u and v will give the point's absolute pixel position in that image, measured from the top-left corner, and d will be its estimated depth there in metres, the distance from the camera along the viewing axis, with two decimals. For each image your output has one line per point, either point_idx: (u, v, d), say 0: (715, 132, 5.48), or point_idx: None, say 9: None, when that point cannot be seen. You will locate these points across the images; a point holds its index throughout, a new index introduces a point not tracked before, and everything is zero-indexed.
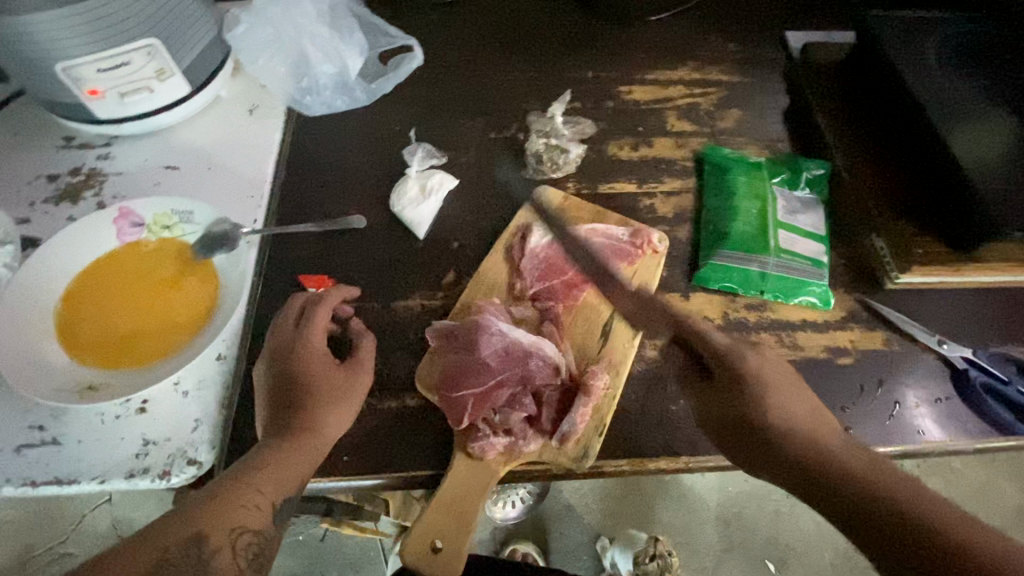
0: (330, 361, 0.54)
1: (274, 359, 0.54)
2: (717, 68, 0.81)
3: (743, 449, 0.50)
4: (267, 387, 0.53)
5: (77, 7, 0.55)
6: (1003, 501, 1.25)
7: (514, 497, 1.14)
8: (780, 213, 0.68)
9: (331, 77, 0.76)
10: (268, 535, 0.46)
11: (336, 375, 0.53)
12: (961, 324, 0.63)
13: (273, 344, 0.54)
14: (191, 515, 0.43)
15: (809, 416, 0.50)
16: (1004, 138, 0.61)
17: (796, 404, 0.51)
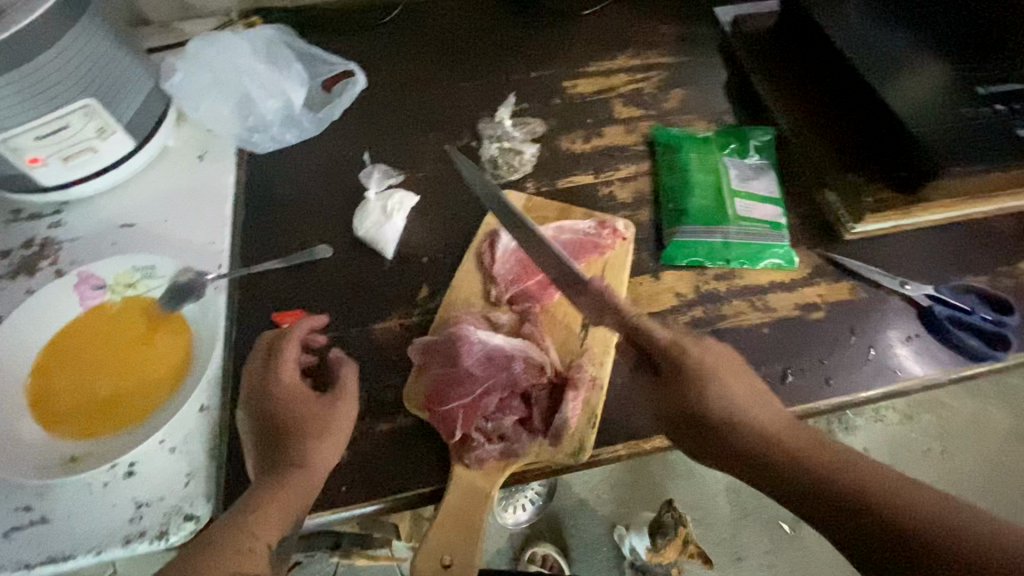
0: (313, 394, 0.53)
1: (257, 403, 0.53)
2: (655, 52, 0.83)
3: (699, 441, 0.51)
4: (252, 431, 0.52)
5: (8, 78, 0.55)
6: (993, 428, 1.30)
7: (522, 500, 1.17)
8: (734, 181, 0.69)
9: (278, 111, 0.75)
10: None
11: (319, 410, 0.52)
12: (919, 262, 0.66)
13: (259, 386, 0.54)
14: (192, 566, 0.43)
15: (748, 395, 0.51)
16: (936, 82, 0.64)
17: (733, 380, 0.51)
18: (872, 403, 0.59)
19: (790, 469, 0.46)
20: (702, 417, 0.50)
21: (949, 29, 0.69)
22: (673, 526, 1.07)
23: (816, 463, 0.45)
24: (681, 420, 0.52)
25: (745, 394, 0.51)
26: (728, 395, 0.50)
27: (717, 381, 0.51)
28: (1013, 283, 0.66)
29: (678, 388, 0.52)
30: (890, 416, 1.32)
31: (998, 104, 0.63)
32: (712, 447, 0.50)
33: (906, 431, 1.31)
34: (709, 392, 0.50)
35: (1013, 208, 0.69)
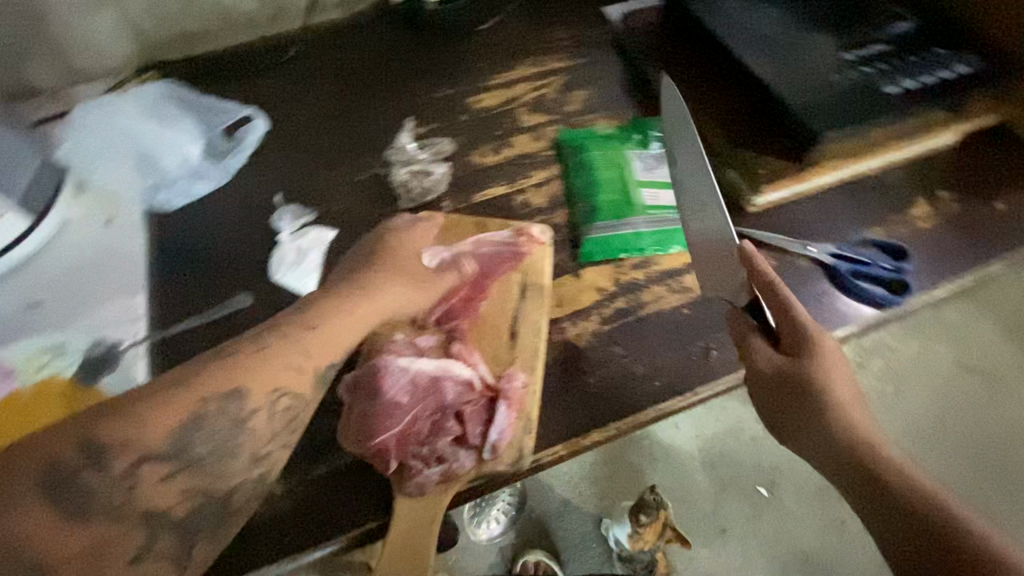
0: (235, 427, 0.49)
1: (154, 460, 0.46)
2: (554, 57, 0.86)
3: (781, 414, 0.54)
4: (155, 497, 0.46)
5: None
6: (938, 361, 1.38)
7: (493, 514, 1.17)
8: (638, 173, 0.72)
9: (180, 167, 0.74)
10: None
11: (285, 370, 0.53)
12: (819, 224, 0.70)
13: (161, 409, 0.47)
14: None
15: (846, 379, 0.52)
16: (809, 54, 0.69)
17: (834, 367, 0.52)
18: None
19: (846, 454, 0.49)
20: (797, 398, 0.52)
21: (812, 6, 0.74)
22: (655, 507, 1.08)
23: (865, 458, 0.49)
24: (789, 396, 0.53)
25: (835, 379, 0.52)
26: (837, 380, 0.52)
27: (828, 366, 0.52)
28: (908, 230, 0.70)
29: (837, 363, 0.52)
30: None
31: (865, 67, 0.68)
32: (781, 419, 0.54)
33: (860, 379, 1.37)
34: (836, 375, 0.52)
35: (898, 160, 0.74)
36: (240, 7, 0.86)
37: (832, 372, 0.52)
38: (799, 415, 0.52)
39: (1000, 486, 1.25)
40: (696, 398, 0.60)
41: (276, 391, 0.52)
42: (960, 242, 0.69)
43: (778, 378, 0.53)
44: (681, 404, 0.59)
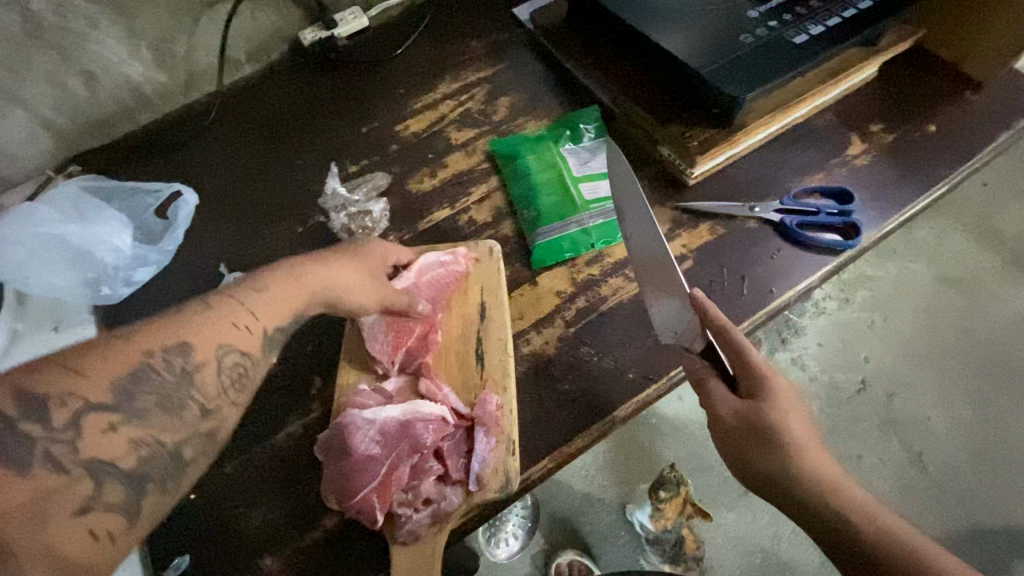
0: (179, 379, 0.45)
1: (89, 415, 0.41)
2: (473, 68, 0.85)
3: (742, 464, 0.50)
4: (63, 466, 0.40)
5: None
6: (918, 281, 1.38)
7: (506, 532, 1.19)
8: (575, 169, 0.72)
9: (115, 258, 0.72)
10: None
11: (223, 328, 0.47)
12: (759, 184, 0.70)
13: (100, 362, 0.43)
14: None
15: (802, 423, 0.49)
16: (714, 20, 0.69)
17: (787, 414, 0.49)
18: (761, 324, 0.63)
19: (813, 503, 0.46)
20: (767, 439, 0.49)
21: None
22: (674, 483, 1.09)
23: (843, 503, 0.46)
24: (749, 441, 0.50)
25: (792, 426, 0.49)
26: (793, 419, 0.49)
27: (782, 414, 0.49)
28: (847, 170, 0.71)
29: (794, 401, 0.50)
30: (830, 305, 1.38)
31: (771, 21, 0.68)
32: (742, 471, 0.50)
33: (848, 314, 1.37)
34: (792, 414, 0.50)
35: (824, 103, 0.74)
36: (148, 82, 0.82)
37: (787, 410, 0.49)
38: (760, 467, 0.49)
39: (1001, 393, 1.26)
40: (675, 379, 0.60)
41: (220, 348, 0.47)
42: (899, 173, 0.70)
43: (742, 421, 0.50)
44: (656, 394, 0.59)
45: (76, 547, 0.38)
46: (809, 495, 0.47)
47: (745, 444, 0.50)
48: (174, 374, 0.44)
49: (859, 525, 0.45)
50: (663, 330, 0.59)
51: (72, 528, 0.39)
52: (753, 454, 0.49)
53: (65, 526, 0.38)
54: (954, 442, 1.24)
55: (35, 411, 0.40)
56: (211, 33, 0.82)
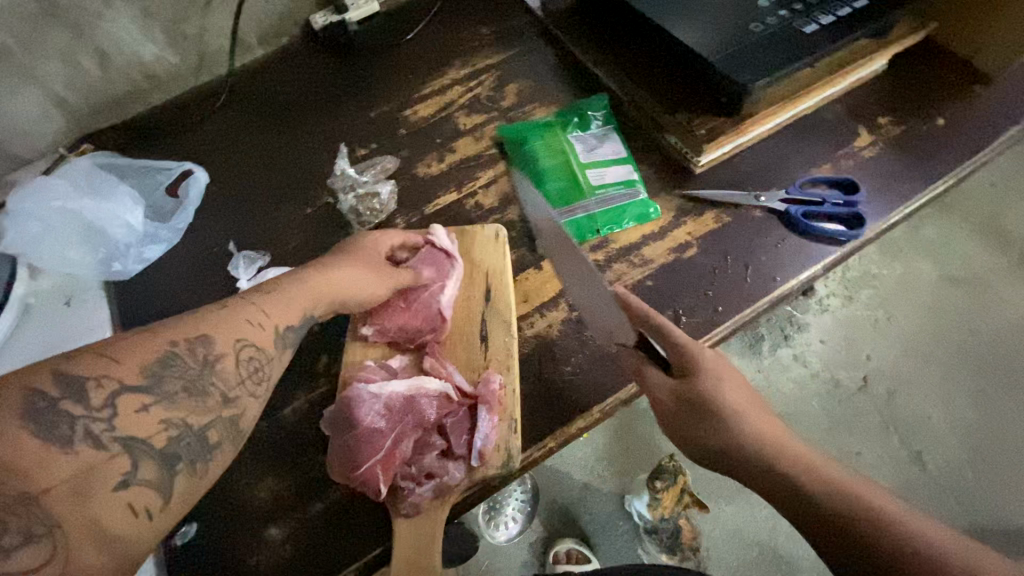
0: (203, 368, 0.45)
1: (124, 396, 0.42)
2: (482, 55, 0.86)
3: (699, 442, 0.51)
4: (103, 443, 0.40)
5: None
6: (923, 280, 1.38)
7: (507, 514, 1.20)
8: (581, 155, 0.72)
9: (127, 235, 0.73)
10: (158, 386, 0.43)
11: (244, 326, 0.49)
12: (766, 174, 0.71)
13: (132, 350, 0.44)
14: (21, 400, 0.39)
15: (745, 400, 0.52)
16: (724, 7, 0.69)
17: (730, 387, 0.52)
18: (763, 312, 0.63)
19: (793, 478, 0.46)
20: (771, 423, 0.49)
21: None
22: (673, 474, 1.12)
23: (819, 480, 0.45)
24: (685, 414, 0.52)
25: (738, 398, 0.52)
26: (728, 389, 0.52)
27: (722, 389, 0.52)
28: (854, 162, 0.71)
29: (724, 369, 0.53)
30: (833, 303, 1.39)
31: (782, 9, 0.68)
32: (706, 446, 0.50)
33: (851, 312, 1.38)
34: (726, 384, 0.52)
35: (833, 95, 0.74)
36: (160, 62, 0.83)
37: (719, 381, 0.52)
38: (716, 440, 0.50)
39: (1002, 393, 1.27)
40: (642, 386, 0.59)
41: (239, 342, 0.48)
42: (905, 166, 0.70)
43: (678, 399, 0.53)
44: (630, 394, 0.59)
45: (123, 521, 0.39)
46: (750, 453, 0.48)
47: (681, 418, 0.53)
48: (195, 360, 0.45)
49: (813, 488, 0.45)
50: (606, 325, 0.61)
51: (113, 498, 0.39)
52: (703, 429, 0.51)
53: (110, 500, 0.39)
54: (954, 440, 1.24)
55: (72, 392, 0.40)
56: (223, 15, 0.83)
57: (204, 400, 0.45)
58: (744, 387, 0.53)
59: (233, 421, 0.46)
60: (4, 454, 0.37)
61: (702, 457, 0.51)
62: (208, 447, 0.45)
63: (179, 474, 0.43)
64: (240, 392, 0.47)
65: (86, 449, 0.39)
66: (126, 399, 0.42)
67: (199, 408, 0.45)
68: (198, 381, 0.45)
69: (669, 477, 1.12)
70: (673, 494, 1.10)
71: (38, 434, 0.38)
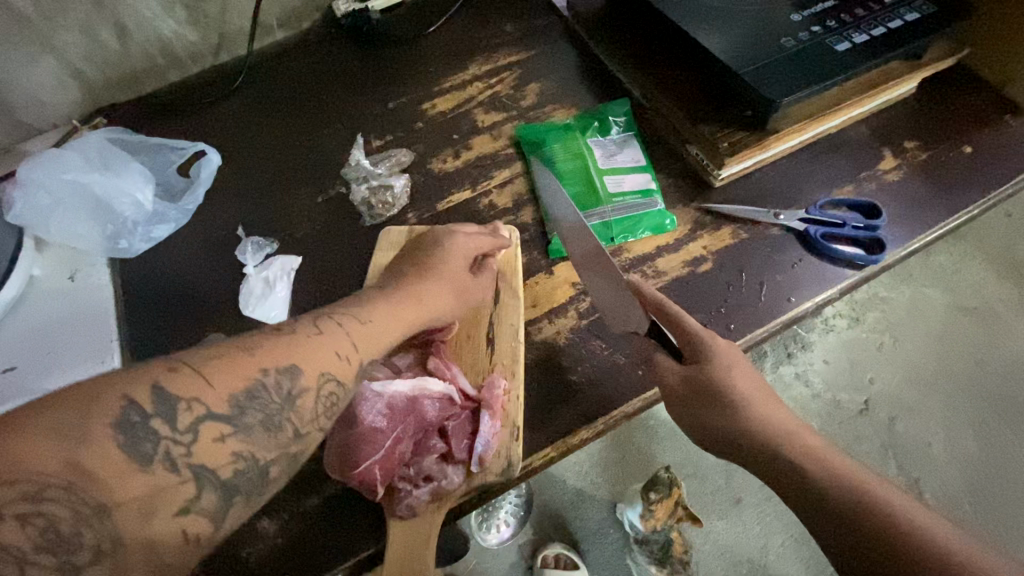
0: (283, 404, 0.42)
1: (206, 424, 0.39)
2: (505, 52, 0.84)
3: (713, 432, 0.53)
4: (178, 467, 0.38)
5: None
6: (931, 307, 1.37)
7: (501, 517, 1.19)
8: (600, 160, 0.71)
9: (136, 213, 0.72)
10: (239, 418, 0.40)
11: (329, 358, 0.46)
12: (786, 192, 0.69)
13: (224, 373, 0.40)
14: (117, 408, 0.36)
15: (758, 390, 0.53)
16: (756, 19, 0.68)
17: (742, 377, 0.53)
18: (776, 333, 0.62)
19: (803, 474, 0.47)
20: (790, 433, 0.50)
21: None
22: (667, 485, 1.11)
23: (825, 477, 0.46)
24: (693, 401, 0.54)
25: (750, 387, 0.53)
26: (738, 378, 0.53)
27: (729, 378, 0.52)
28: (878, 185, 0.69)
29: (735, 358, 0.54)
30: (838, 324, 1.38)
31: (814, 26, 0.67)
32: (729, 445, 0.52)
33: (856, 335, 1.37)
34: (736, 371, 0.53)
35: (858, 115, 0.73)
36: (180, 39, 0.82)
37: (729, 369, 0.53)
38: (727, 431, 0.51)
39: (1005, 426, 1.25)
40: (647, 400, 0.58)
41: (323, 375, 0.45)
42: (930, 192, 0.69)
43: (688, 387, 0.54)
44: (636, 407, 0.58)
45: (171, 547, 0.37)
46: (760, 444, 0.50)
47: (689, 408, 0.54)
48: (280, 395, 0.42)
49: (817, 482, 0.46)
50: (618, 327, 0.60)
51: (168, 528, 0.37)
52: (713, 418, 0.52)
53: (166, 524, 0.37)
54: (954, 471, 1.22)
55: (163, 409, 0.38)
56: None
57: (277, 436, 0.42)
58: (756, 376, 0.54)
59: (296, 459, 0.43)
60: (80, 456, 0.34)
61: (713, 442, 0.53)
62: (266, 482, 0.41)
63: (234, 509, 0.40)
64: (314, 430, 0.44)
65: (160, 471, 0.37)
66: (207, 427, 0.39)
67: (270, 444, 0.42)
68: (276, 417, 0.42)
69: (662, 488, 1.11)
70: (664, 505, 1.09)
71: (120, 446, 0.36)
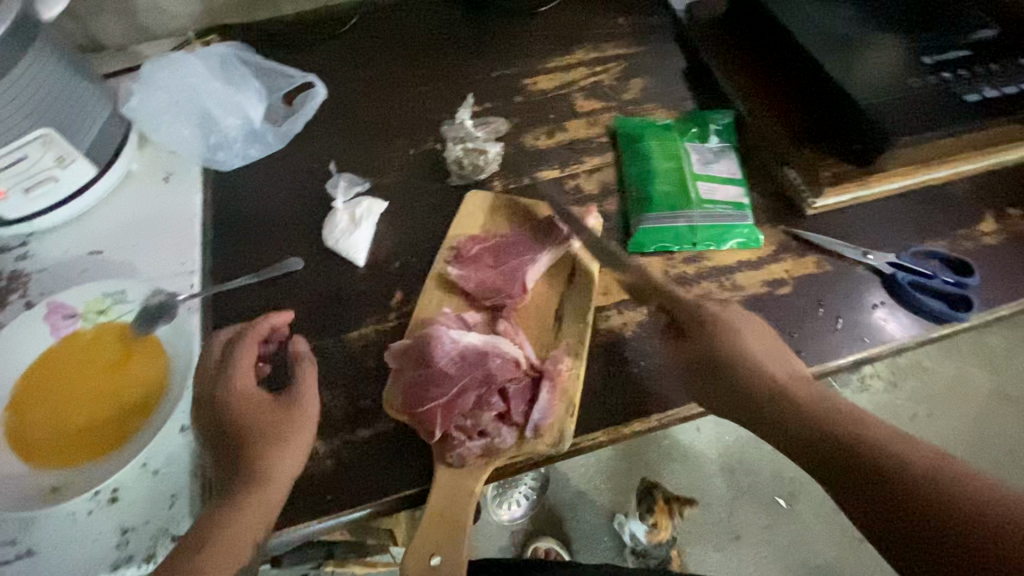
0: None
1: None
2: (614, 43, 0.84)
3: (719, 392, 0.55)
4: None
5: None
6: (975, 388, 1.33)
7: (516, 495, 1.20)
8: (695, 165, 0.71)
9: (240, 128, 0.75)
10: None
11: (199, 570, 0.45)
12: (878, 235, 0.68)
13: None
14: None
15: (766, 347, 0.55)
16: (886, 55, 0.66)
17: (751, 338, 0.56)
18: (845, 370, 0.61)
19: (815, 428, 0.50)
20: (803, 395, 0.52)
21: (894, 11, 0.71)
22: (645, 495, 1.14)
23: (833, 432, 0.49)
24: (709, 380, 0.56)
25: (760, 346, 0.55)
26: (749, 338, 0.55)
27: (737, 337, 0.55)
28: (973, 245, 0.68)
29: (745, 323, 0.56)
30: (875, 384, 1.35)
31: (944, 72, 0.65)
32: (736, 397, 0.55)
33: (891, 399, 1.33)
34: (748, 332, 0.56)
35: (965, 172, 0.72)
36: None
37: (741, 333, 0.56)
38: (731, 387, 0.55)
39: None
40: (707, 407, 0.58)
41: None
42: None
43: (693, 356, 0.57)
44: (694, 411, 0.58)
45: None
46: (783, 417, 0.52)
47: (709, 384, 0.56)
48: None
49: (832, 431, 0.49)
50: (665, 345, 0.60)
51: None
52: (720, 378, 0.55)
53: None
54: None
55: None
56: None
57: None
58: (761, 332, 0.56)
59: None
60: None
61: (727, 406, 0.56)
62: None
63: None
64: None
65: None
66: None
67: None
68: None
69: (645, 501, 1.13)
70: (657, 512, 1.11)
71: None
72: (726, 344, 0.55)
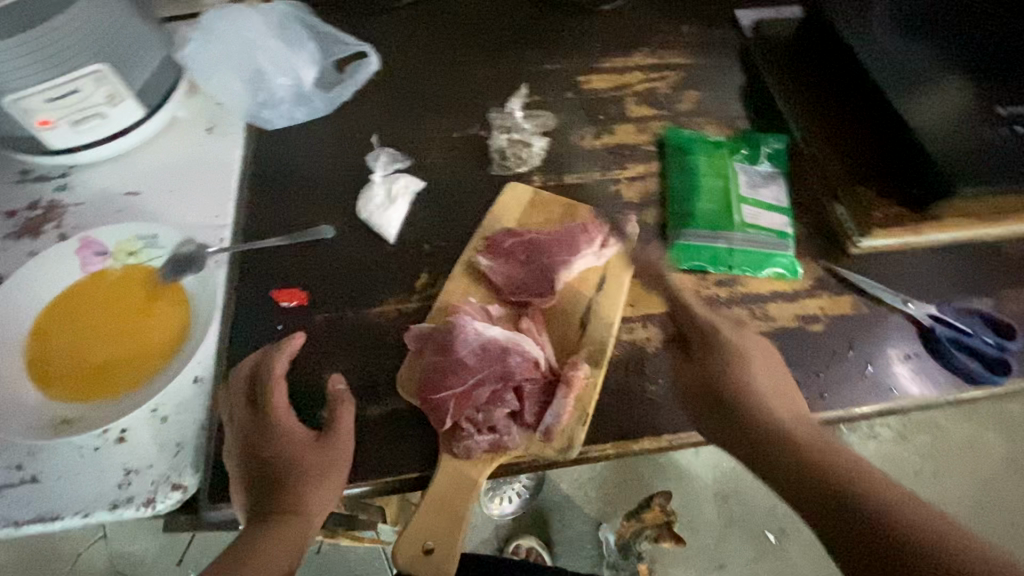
0: None
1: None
2: (674, 51, 0.82)
3: (721, 424, 0.52)
4: None
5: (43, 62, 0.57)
6: (988, 451, 1.29)
7: (509, 493, 1.19)
8: (741, 187, 0.69)
9: (288, 89, 0.76)
10: None
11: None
12: (921, 284, 0.66)
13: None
14: None
15: (778, 388, 0.53)
16: (963, 98, 0.63)
17: (765, 371, 0.54)
18: (868, 418, 0.59)
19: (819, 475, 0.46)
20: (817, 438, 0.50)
21: (977, 52, 0.68)
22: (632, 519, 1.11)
23: (837, 480, 0.46)
24: (711, 410, 0.53)
25: (768, 383, 0.53)
26: (760, 372, 0.53)
27: (757, 369, 0.53)
28: (1020, 308, 0.65)
29: (759, 356, 0.55)
30: (883, 433, 1.32)
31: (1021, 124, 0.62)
32: (739, 430, 0.51)
33: (899, 451, 1.30)
34: (761, 367, 0.54)
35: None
36: None
37: (753, 367, 0.54)
38: (734, 419, 0.52)
39: None
40: None
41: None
42: None
43: (698, 384, 0.55)
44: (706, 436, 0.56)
45: None
46: (784, 456, 0.49)
47: (711, 416, 0.53)
48: None
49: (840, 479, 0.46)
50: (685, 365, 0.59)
51: None
52: (722, 409, 0.52)
53: None
54: None
55: None
56: None
57: None
58: (772, 371, 0.54)
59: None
60: None
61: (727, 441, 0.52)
62: None
63: None
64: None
65: None
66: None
67: None
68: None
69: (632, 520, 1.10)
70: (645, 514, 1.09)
71: None
72: (734, 376, 0.53)
